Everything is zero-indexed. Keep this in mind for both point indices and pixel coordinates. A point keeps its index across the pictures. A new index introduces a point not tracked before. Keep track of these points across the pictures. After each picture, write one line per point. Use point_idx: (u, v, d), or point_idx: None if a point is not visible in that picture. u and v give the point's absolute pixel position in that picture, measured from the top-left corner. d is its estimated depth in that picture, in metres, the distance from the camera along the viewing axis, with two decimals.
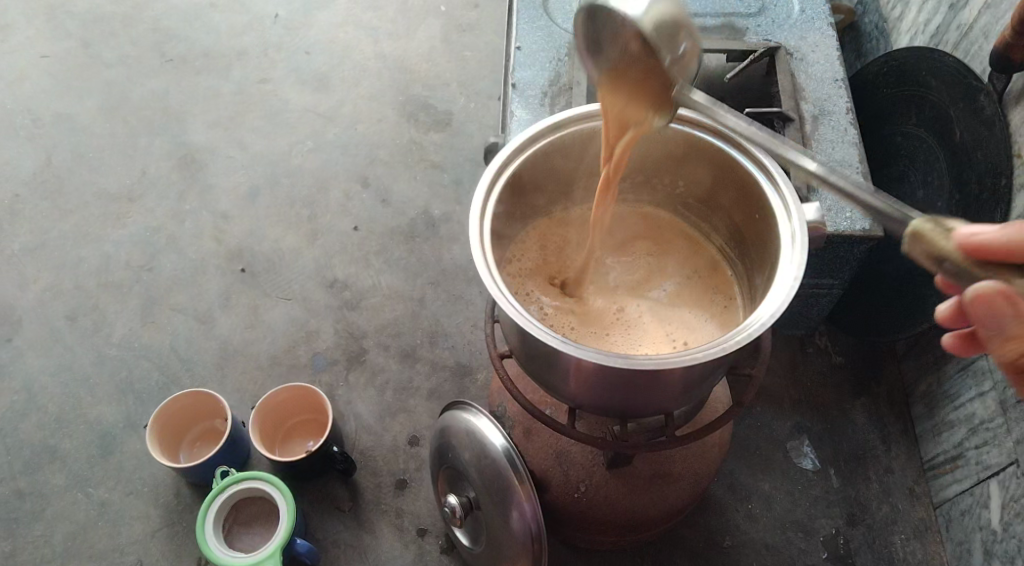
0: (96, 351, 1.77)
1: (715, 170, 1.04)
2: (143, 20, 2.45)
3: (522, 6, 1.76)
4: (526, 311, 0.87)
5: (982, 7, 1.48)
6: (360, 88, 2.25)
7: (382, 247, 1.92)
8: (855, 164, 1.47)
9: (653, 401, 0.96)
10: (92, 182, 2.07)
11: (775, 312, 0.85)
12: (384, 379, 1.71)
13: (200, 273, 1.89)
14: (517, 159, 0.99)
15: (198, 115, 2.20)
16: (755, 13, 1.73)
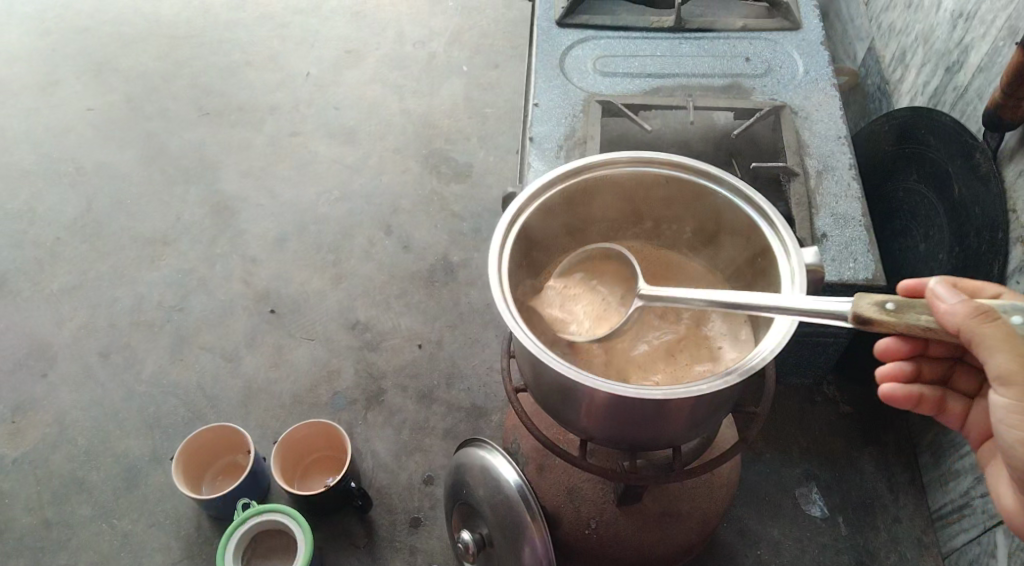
0: (126, 387, 1.84)
1: (718, 215, 1.11)
2: (183, 77, 2.61)
3: (541, 67, 1.88)
4: (540, 343, 0.93)
5: (976, 71, 1.56)
6: (386, 141, 2.37)
7: (402, 291, 2.00)
8: (858, 217, 1.53)
9: (660, 436, 1.01)
10: (130, 226, 2.18)
11: (769, 350, 0.91)
12: (401, 419, 1.76)
13: (228, 313, 1.97)
14: (535, 202, 1.06)
15: (232, 165, 2.32)
16: (761, 74, 1.83)
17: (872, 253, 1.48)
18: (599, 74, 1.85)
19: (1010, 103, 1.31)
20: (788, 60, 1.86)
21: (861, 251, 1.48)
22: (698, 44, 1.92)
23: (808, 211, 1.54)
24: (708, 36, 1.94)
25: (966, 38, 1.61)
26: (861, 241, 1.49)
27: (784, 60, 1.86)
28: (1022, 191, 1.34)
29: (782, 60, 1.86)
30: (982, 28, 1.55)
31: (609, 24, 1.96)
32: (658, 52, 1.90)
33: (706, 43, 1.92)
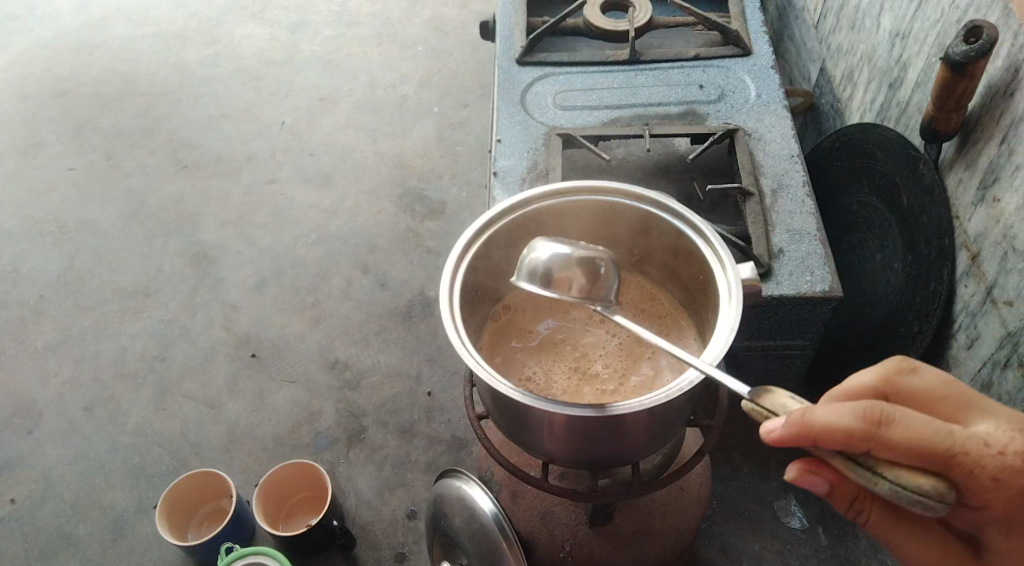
0: (110, 439, 1.86)
1: (661, 239, 1.16)
2: (161, 132, 2.68)
3: (503, 104, 1.94)
4: (492, 370, 0.96)
5: (915, 86, 1.63)
6: (360, 184, 2.43)
7: (380, 328, 2.04)
8: (813, 231, 1.57)
9: (618, 453, 1.04)
10: (111, 280, 2.22)
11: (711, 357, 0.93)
12: (383, 454, 1.78)
13: (209, 360, 2.00)
14: (483, 236, 1.10)
15: (210, 215, 2.38)
16: (716, 100, 1.90)
17: (828, 265, 1.52)
18: (559, 108, 1.92)
19: (940, 114, 1.37)
20: (740, 85, 1.93)
21: (817, 264, 1.52)
22: (653, 74, 2.00)
23: (764, 229, 1.58)
24: (662, 67, 2.01)
25: (904, 56, 1.69)
26: (817, 254, 1.53)
27: (736, 86, 1.93)
28: (962, 199, 1.41)
29: (734, 86, 1.93)
30: (916, 46, 1.63)
31: (566, 60, 2.04)
32: (615, 84, 1.97)
33: (662, 73, 1.99)
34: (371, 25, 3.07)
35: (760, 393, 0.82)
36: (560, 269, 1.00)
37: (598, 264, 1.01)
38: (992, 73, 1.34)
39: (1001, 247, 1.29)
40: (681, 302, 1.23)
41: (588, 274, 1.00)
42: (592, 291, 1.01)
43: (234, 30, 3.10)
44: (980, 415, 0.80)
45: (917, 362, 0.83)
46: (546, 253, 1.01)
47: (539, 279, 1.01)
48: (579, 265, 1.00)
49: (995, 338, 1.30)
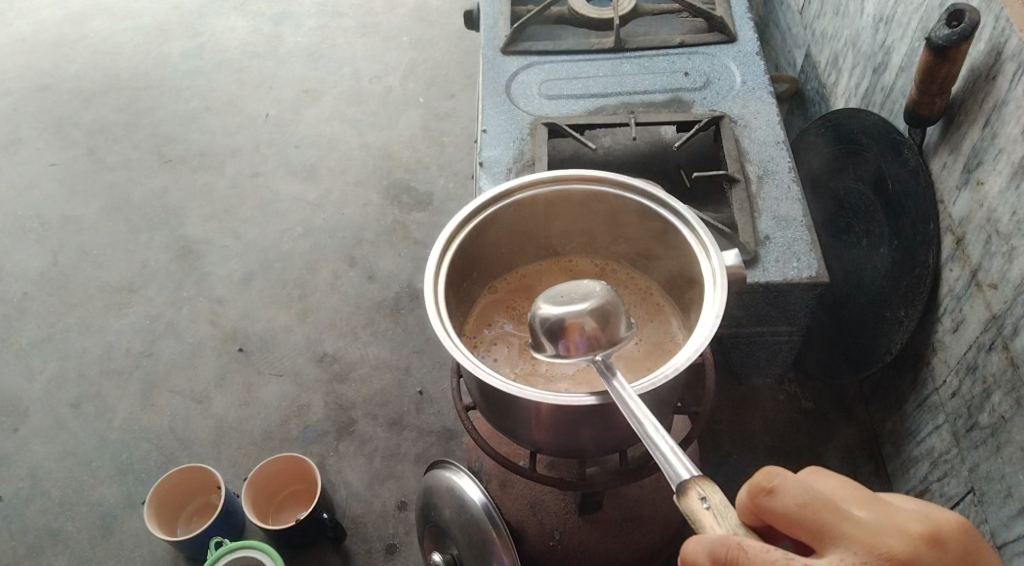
0: (98, 435, 1.85)
1: (645, 224, 1.15)
2: (144, 126, 2.65)
3: (488, 94, 1.93)
4: (478, 359, 0.95)
5: (899, 71, 1.63)
6: (346, 175, 2.42)
7: (368, 321, 2.03)
8: (799, 218, 1.57)
9: (606, 441, 1.04)
10: (96, 275, 2.20)
11: (659, 422, 0.87)
12: (373, 447, 1.78)
13: (196, 356, 1.99)
14: (467, 227, 1.09)
15: (195, 209, 2.36)
16: (701, 87, 1.90)
17: (814, 250, 1.52)
18: (544, 97, 1.91)
19: (925, 99, 1.38)
20: (726, 72, 1.93)
21: (804, 250, 1.52)
22: (639, 62, 1.99)
23: (750, 216, 1.57)
24: (647, 55, 2.01)
25: (888, 41, 1.69)
26: (803, 240, 1.53)
27: (721, 73, 1.93)
28: (947, 183, 1.42)
29: (719, 73, 1.93)
30: (900, 30, 1.63)
31: (551, 49, 2.03)
32: (600, 72, 1.97)
33: (647, 61, 1.99)
34: (355, 16, 3.04)
35: (681, 491, 0.79)
36: (570, 318, 0.99)
37: (606, 307, 1.00)
38: (975, 56, 1.34)
39: (985, 231, 1.30)
40: (665, 285, 1.22)
41: (598, 317, 0.99)
42: (604, 336, 0.99)
43: (216, 23, 3.07)
44: (835, 541, 0.72)
45: (771, 485, 0.74)
46: (555, 306, 1.00)
47: (551, 331, 1.00)
48: (588, 312, 0.99)
49: (980, 321, 1.31)
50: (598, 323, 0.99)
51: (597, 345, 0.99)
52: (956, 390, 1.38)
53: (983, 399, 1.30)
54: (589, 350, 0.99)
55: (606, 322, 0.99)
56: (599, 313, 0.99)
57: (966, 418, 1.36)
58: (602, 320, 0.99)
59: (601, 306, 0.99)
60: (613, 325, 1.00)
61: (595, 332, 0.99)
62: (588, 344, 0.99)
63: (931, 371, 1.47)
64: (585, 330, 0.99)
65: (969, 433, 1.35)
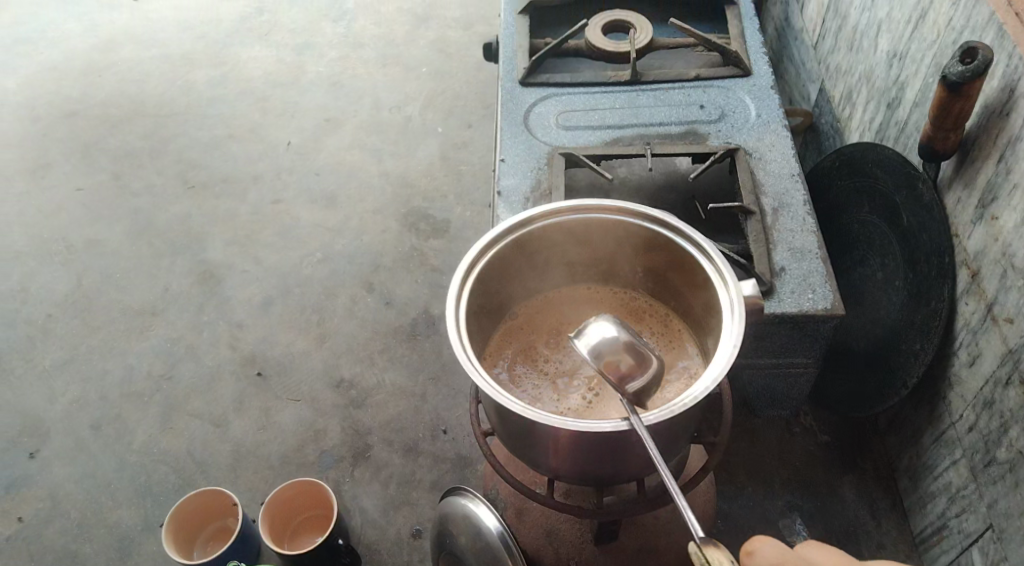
0: (117, 457, 1.87)
1: (661, 252, 1.17)
2: (169, 152, 2.71)
3: (507, 124, 1.97)
4: (499, 387, 0.97)
5: (913, 106, 1.66)
6: (366, 203, 2.46)
7: (385, 347, 2.05)
8: (814, 250, 1.59)
9: (623, 469, 1.05)
10: (119, 299, 2.24)
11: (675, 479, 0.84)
12: (388, 473, 1.79)
13: (215, 380, 2.01)
14: (489, 255, 1.12)
15: (217, 235, 2.40)
16: (717, 119, 1.93)
17: (830, 282, 1.53)
18: (561, 128, 1.94)
19: (940, 134, 1.39)
20: (741, 105, 1.96)
21: (819, 282, 1.53)
22: (655, 94, 2.03)
23: (765, 247, 1.59)
24: (663, 87, 2.04)
25: (902, 76, 1.71)
26: (818, 272, 1.55)
27: (736, 106, 1.96)
28: (961, 218, 1.43)
29: (735, 105, 1.96)
30: (915, 65, 1.65)
31: (568, 81, 2.07)
32: (617, 104, 2.00)
33: (664, 94, 2.02)
34: (376, 47, 3.11)
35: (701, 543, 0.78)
36: (607, 351, 0.97)
37: (644, 349, 0.97)
38: (989, 92, 1.36)
39: (1000, 265, 1.30)
40: (680, 311, 1.24)
41: (635, 357, 0.97)
42: (638, 376, 0.96)
43: (240, 53, 3.14)
44: None
45: (750, 548, 0.89)
46: (596, 334, 0.98)
47: (586, 361, 0.98)
48: (625, 347, 0.97)
49: (996, 355, 1.31)
50: (633, 360, 0.96)
51: (631, 383, 0.96)
52: (974, 425, 1.37)
53: (1001, 434, 1.30)
54: (620, 388, 0.96)
55: (642, 362, 0.96)
56: (638, 352, 0.97)
57: (984, 453, 1.35)
58: (639, 359, 0.97)
59: (639, 348, 0.97)
60: (647, 368, 0.96)
61: (630, 368, 0.96)
62: (620, 381, 0.96)
63: (948, 405, 1.46)
64: (620, 364, 0.96)
65: (986, 468, 1.35)
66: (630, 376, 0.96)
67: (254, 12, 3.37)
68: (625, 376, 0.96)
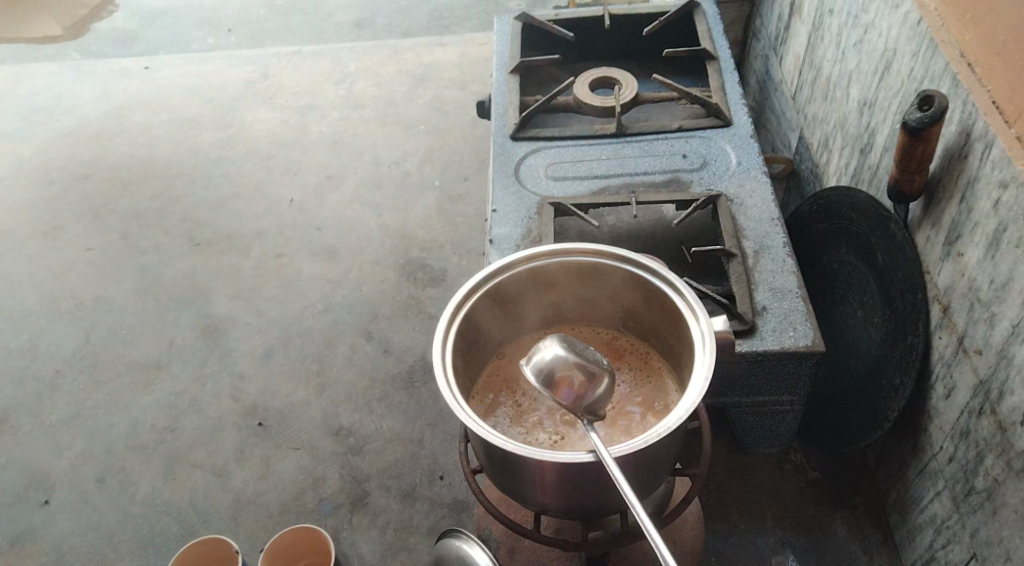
0: (121, 509, 1.91)
1: (637, 290, 1.23)
2: (176, 212, 2.81)
3: (498, 176, 2.06)
4: (482, 421, 1.02)
5: (883, 151, 1.73)
6: (365, 254, 2.54)
7: (383, 394, 2.09)
8: (794, 289, 1.64)
9: (604, 502, 1.09)
10: (125, 354, 2.30)
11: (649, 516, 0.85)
12: (386, 518, 1.82)
13: (218, 430, 2.05)
14: (474, 297, 1.18)
15: (221, 289, 2.48)
16: (699, 168, 2.01)
17: (810, 320, 1.58)
18: (550, 179, 2.03)
19: (905, 177, 1.46)
20: (721, 154, 2.05)
21: (799, 319, 1.58)
22: (639, 145, 2.12)
23: (747, 287, 1.65)
24: (647, 138, 2.14)
25: (871, 123, 1.80)
26: (798, 310, 1.60)
27: (717, 154, 2.05)
28: (931, 255, 1.49)
29: (715, 154, 2.05)
30: (883, 112, 1.73)
31: (557, 134, 2.17)
32: (604, 155, 2.10)
33: (648, 145, 2.11)
34: (375, 107, 3.25)
35: None
36: (561, 369, 1.03)
37: (595, 365, 1.04)
38: (948, 136, 1.43)
39: (968, 299, 1.36)
40: (658, 347, 1.29)
41: (587, 373, 1.03)
42: (591, 390, 1.03)
43: (245, 115, 3.28)
44: None
45: None
46: (548, 352, 1.04)
47: (540, 379, 1.03)
48: (577, 364, 1.03)
49: (969, 386, 1.35)
50: (584, 376, 1.03)
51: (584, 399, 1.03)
52: (953, 455, 1.40)
53: (978, 463, 1.33)
54: (575, 403, 1.03)
55: (593, 378, 1.03)
56: (587, 368, 1.03)
57: (963, 482, 1.38)
58: (589, 375, 1.03)
59: (588, 364, 1.04)
60: (598, 383, 1.04)
61: (582, 384, 1.03)
62: (575, 396, 1.03)
63: (929, 437, 1.49)
64: (573, 381, 1.03)
65: (966, 497, 1.37)
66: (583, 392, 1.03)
67: (259, 77, 3.53)
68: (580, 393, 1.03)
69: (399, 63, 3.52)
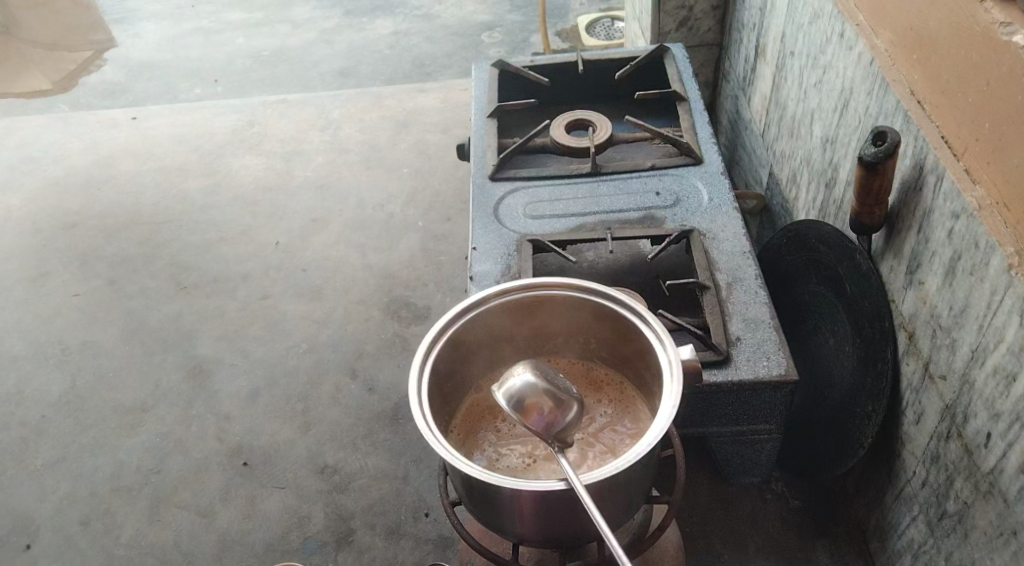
0: (105, 553, 1.90)
1: (609, 323, 1.28)
2: (162, 256, 2.85)
3: (479, 215, 2.12)
4: (459, 452, 1.05)
5: (846, 185, 1.81)
6: (350, 294, 2.58)
7: (368, 432, 2.11)
8: (766, 320, 1.70)
9: (583, 531, 1.12)
10: (111, 397, 2.31)
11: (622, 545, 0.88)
12: (371, 556, 1.82)
13: (203, 471, 2.06)
14: (451, 331, 1.22)
15: (207, 331, 2.50)
16: (673, 204, 2.09)
17: (782, 349, 1.63)
18: (529, 217, 2.09)
19: (865, 209, 1.53)
20: (694, 191, 2.12)
21: (772, 349, 1.63)
22: (615, 183, 2.19)
23: (720, 319, 1.70)
24: (623, 177, 2.21)
25: (834, 159, 1.88)
26: (771, 340, 1.65)
27: (690, 191, 2.12)
28: (896, 284, 1.55)
29: (688, 191, 2.12)
30: (844, 148, 1.81)
31: (534, 175, 2.23)
32: (581, 194, 2.17)
33: (623, 183, 2.19)
34: (360, 151, 3.33)
35: None
36: (530, 396, 1.08)
37: (565, 392, 1.10)
38: (903, 170, 1.50)
39: (931, 325, 1.41)
40: (632, 377, 1.33)
41: (555, 399, 1.08)
42: (561, 416, 1.08)
43: (232, 161, 3.35)
44: None
45: None
46: (518, 380, 1.09)
47: (512, 405, 1.08)
48: (546, 392, 1.08)
49: (936, 411, 1.39)
50: (553, 402, 1.08)
51: (555, 424, 1.08)
52: (925, 479, 1.44)
53: (948, 486, 1.37)
54: (546, 428, 1.07)
55: (562, 403, 1.08)
56: (556, 393, 1.09)
57: (936, 505, 1.41)
58: (558, 400, 1.08)
59: (557, 391, 1.09)
60: (567, 408, 1.09)
61: (552, 410, 1.08)
62: (546, 421, 1.08)
63: (903, 462, 1.53)
64: (543, 408, 1.08)
65: (940, 521, 1.40)
66: (553, 417, 1.08)
67: (246, 124, 3.61)
68: (551, 420, 1.08)
69: (383, 109, 3.62)
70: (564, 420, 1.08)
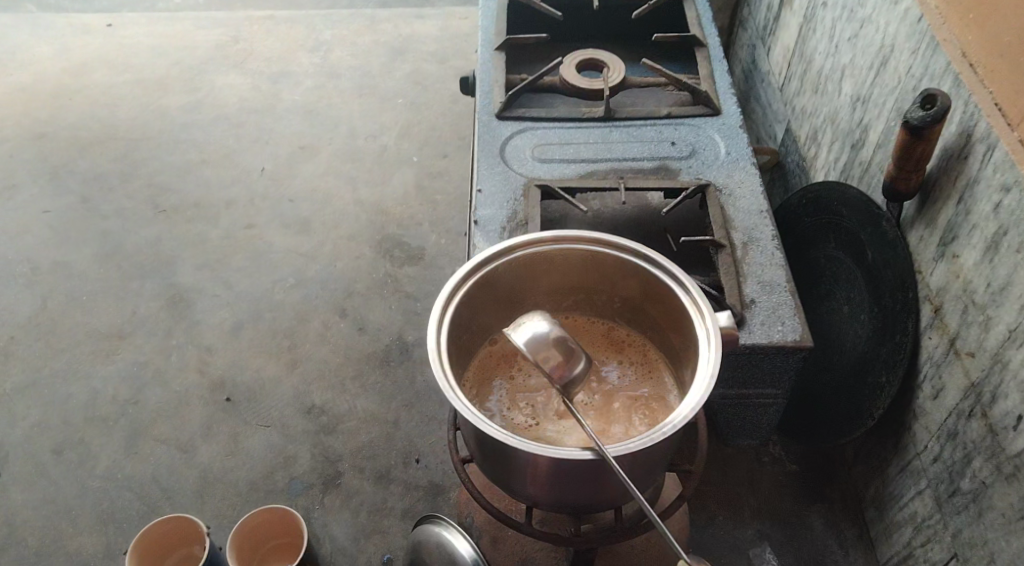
0: (79, 484, 1.82)
1: (637, 282, 1.21)
2: (140, 175, 2.69)
3: (483, 155, 2.01)
4: (480, 411, 0.98)
5: (876, 148, 1.73)
6: (340, 229, 2.46)
7: (357, 373, 2.03)
8: (782, 283, 1.64)
9: (603, 497, 1.07)
10: (84, 322, 2.19)
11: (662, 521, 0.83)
12: (359, 501, 1.77)
13: (183, 405, 1.97)
14: (471, 280, 1.14)
15: (188, 258, 2.38)
16: (688, 156, 1.99)
17: (798, 315, 1.58)
18: (537, 160, 1.99)
19: (902, 176, 1.45)
20: (710, 143, 2.03)
21: (788, 315, 1.57)
22: (628, 130, 2.09)
23: (736, 280, 1.63)
24: (636, 123, 2.10)
25: (864, 118, 1.79)
26: (787, 305, 1.59)
27: (707, 143, 2.03)
28: (925, 255, 1.49)
29: (705, 143, 2.03)
30: (877, 108, 1.73)
31: (543, 115, 2.11)
32: (592, 139, 2.06)
33: (636, 130, 2.08)
34: (352, 77, 3.15)
35: None
36: (540, 349, 0.99)
37: (574, 342, 1.01)
38: (947, 137, 1.42)
39: (962, 301, 1.36)
40: (655, 339, 1.26)
41: (566, 352, 1.00)
42: (570, 369, 1.00)
43: (214, 79, 3.15)
44: None
45: None
46: (526, 331, 1.00)
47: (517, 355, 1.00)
48: (556, 342, 0.99)
49: (959, 388, 1.36)
50: (563, 354, 1.00)
51: (567, 376, 1.00)
52: (938, 455, 1.42)
53: (964, 465, 1.35)
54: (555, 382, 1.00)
55: (572, 354, 1.00)
56: (566, 341, 1.00)
57: (948, 482, 1.39)
58: (568, 349, 1.00)
59: (568, 341, 1.01)
60: (577, 358, 1.01)
61: (563, 362, 1.00)
62: (555, 374, 1.00)
63: (913, 436, 1.51)
64: (555, 360, 0.99)
65: (951, 498, 1.39)
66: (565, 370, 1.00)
67: (229, 40, 3.39)
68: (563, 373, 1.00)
69: (377, 33, 3.42)
70: (575, 371, 1.01)
